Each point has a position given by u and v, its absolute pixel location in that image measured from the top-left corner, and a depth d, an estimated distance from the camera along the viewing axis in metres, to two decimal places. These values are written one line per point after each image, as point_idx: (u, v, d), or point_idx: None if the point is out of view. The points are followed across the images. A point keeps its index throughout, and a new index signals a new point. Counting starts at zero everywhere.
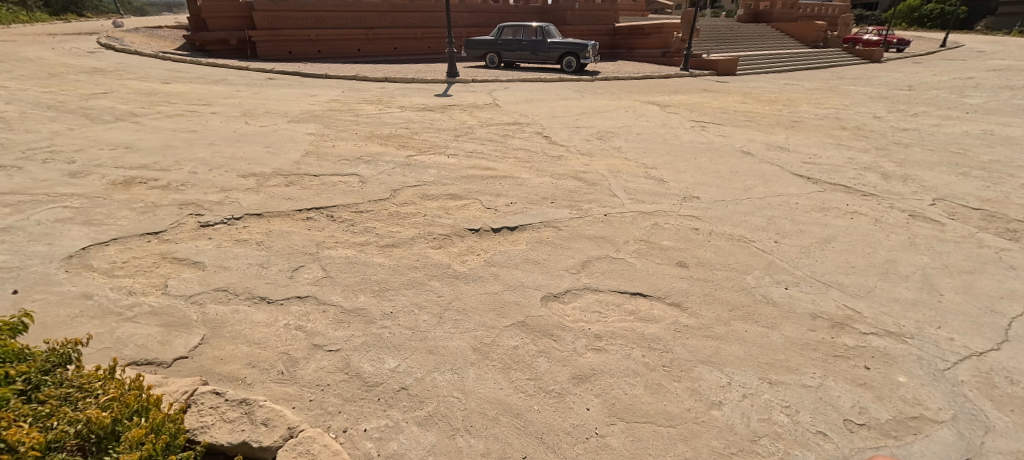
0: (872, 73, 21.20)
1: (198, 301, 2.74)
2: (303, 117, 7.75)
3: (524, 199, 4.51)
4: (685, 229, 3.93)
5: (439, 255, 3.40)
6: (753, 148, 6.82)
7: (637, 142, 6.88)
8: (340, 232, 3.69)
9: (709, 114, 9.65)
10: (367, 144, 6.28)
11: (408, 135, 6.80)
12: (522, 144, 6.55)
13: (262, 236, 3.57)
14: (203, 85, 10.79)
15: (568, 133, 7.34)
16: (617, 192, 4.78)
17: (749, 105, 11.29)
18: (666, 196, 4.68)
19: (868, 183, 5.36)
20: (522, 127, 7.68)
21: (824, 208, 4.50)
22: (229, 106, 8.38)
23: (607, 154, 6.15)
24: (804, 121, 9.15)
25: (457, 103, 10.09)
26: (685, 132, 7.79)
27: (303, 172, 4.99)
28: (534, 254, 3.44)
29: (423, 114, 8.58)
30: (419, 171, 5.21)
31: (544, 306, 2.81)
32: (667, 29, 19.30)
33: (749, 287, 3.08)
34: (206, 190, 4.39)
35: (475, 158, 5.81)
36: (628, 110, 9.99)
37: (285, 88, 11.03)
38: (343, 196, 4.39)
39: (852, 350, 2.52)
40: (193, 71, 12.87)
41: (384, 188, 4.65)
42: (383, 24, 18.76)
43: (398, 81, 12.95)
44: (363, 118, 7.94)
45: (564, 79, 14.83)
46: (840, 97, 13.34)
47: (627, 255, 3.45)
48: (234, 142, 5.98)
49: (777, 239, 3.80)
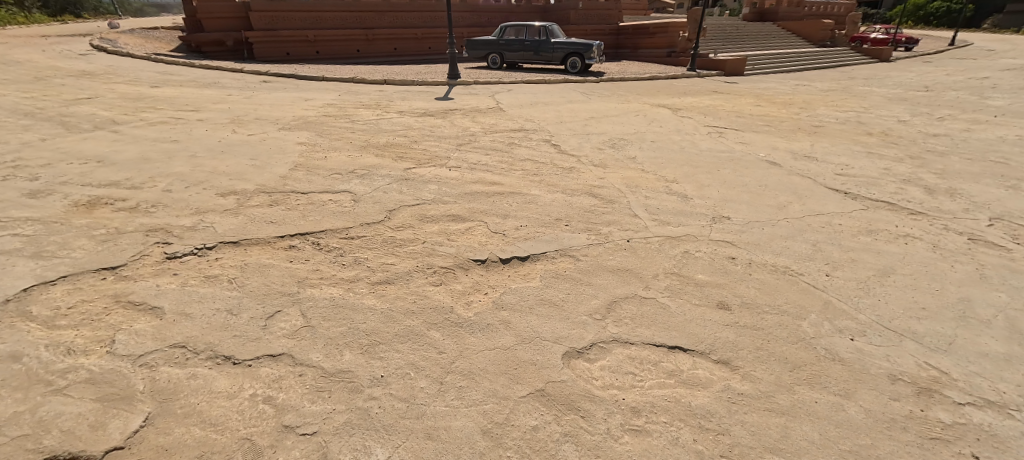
0: (884, 73, 20.68)
1: (148, 364, 2.27)
2: (295, 124, 7.29)
3: (535, 220, 4.03)
4: (720, 259, 3.45)
5: (440, 294, 2.93)
6: (778, 157, 6.33)
7: (653, 151, 6.39)
8: (326, 265, 3.22)
9: (724, 118, 9.17)
10: (362, 154, 5.81)
11: (406, 144, 6.34)
12: (529, 154, 6.08)
13: (236, 271, 3.10)
14: (194, 89, 10.33)
15: (577, 141, 6.86)
16: (638, 211, 4.30)
17: (765, 108, 10.78)
18: (693, 217, 4.20)
19: (912, 199, 4.87)
20: (529, 134, 7.21)
21: (871, 231, 4.01)
22: (218, 112, 7.91)
23: (622, 165, 5.67)
24: (825, 126, 8.66)
25: (458, 107, 9.61)
26: (703, 138, 7.31)
27: (289, 189, 4.51)
28: (550, 292, 2.96)
29: (422, 119, 8.11)
30: (417, 187, 4.74)
31: (566, 367, 2.33)
32: (674, 28, 18.78)
33: (808, 339, 2.59)
34: (178, 212, 3.92)
35: (479, 171, 5.33)
36: (638, 114, 9.50)
37: (278, 91, 10.57)
38: (333, 219, 3.92)
39: (951, 431, 2.04)
40: (186, 74, 12.43)
41: (379, 208, 4.18)
42: (383, 24, 18.28)
43: (396, 83, 12.46)
44: (359, 125, 7.47)
45: (568, 80, 14.33)
46: (856, 98, 12.86)
47: (658, 294, 2.96)
48: (217, 154, 5.51)
49: (828, 271, 3.31)
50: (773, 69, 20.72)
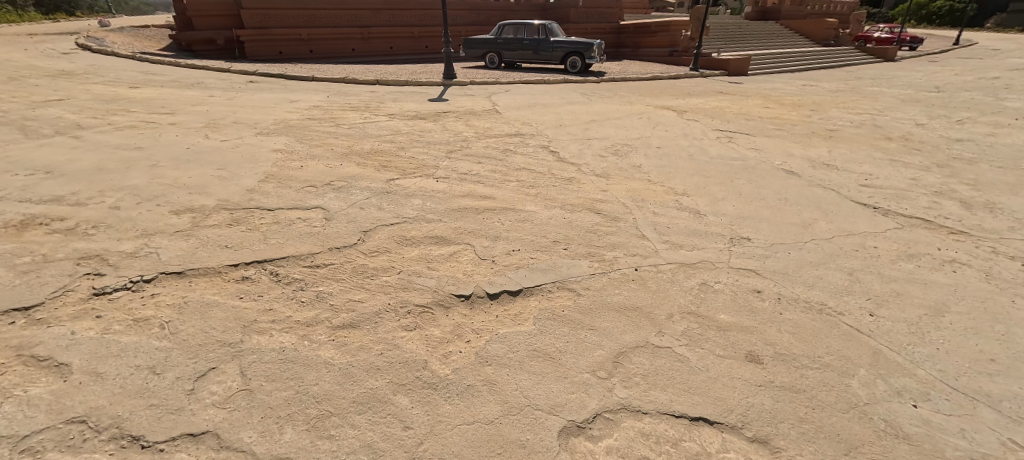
0: (891, 73, 20.20)
1: (34, 449, 1.79)
2: (274, 129, 6.80)
3: (530, 243, 3.53)
4: (743, 292, 2.96)
5: (413, 343, 2.44)
6: (795, 165, 5.84)
7: (660, 159, 5.91)
8: (282, 303, 2.73)
9: (733, 121, 8.68)
10: (343, 163, 5.32)
11: (392, 151, 5.85)
12: (525, 163, 5.59)
13: (172, 312, 2.61)
14: (175, 90, 9.85)
15: (577, 147, 6.37)
16: (646, 231, 3.80)
17: (774, 110, 10.28)
18: (709, 238, 3.71)
19: (950, 215, 4.38)
20: (525, 139, 6.72)
21: (913, 256, 3.52)
22: (194, 115, 7.43)
23: (627, 176, 5.18)
24: (840, 130, 8.17)
25: (452, 109, 9.13)
26: (712, 143, 6.82)
27: (254, 205, 4.02)
28: (545, 340, 2.47)
29: (413, 123, 7.62)
30: (399, 201, 4.24)
31: (564, 451, 1.85)
32: (677, 27, 18.28)
33: (861, 406, 2.11)
34: (122, 235, 3.43)
35: (470, 182, 4.84)
36: (642, 116, 9.01)
37: (264, 93, 10.08)
38: (298, 242, 3.42)
39: None
40: (169, 74, 11.94)
41: (352, 228, 3.68)
42: (378, 23, 17.81)
43: (390, 84, 11.97)
44: (344, 129, 6.99)
45: (569, 80, 13.83)
46: (867, 99, 12.37)
47: (674, 341, 2.48)
48: (182, 162, 5.02)
49: (872, 309, 2.83)
50: (778, 69, 20.25)
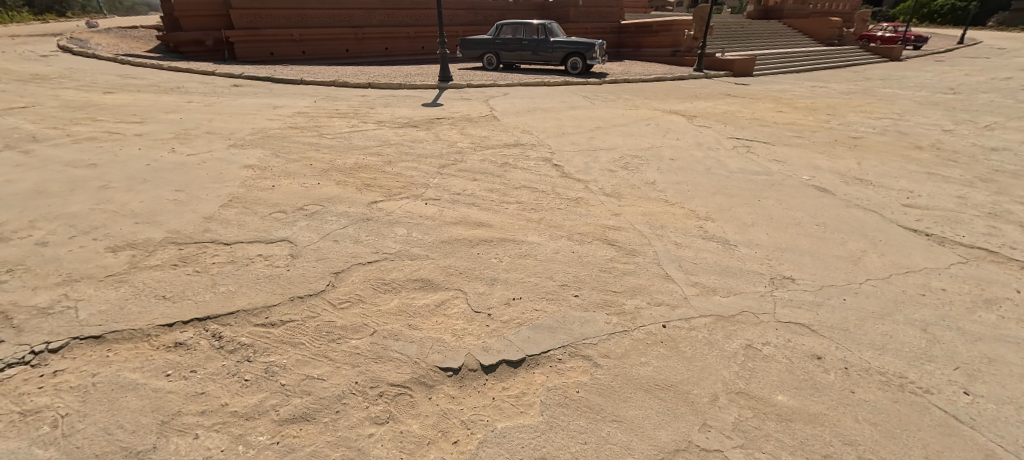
0: (900, 74, 19.67)
1: None
2: (250, 140, 6.20)
3: (533, 287, 2.94)
4: (800, 360, 2.38)
5: (383, 447, 1.85)
6: (825, 180, 5.27)
7: (675, 173, 5.32)
8: (220, 382, 2.14)
9: (746, 128, 8.12)
10: (321, 182, 4.73)
11: (378, 166, 5.26)
12: (526, 179, 5.01)
13: (74, 401, 2.03)
14: (151, 96, 9.26)
15: (583, 159, 5.80)
16: (670, 268, 3.22)
17: (789, 114, 9.71)
18: (745, 278, 3.13)
19: (1016, 244, 3.81)
20: (525, 150, 6.14)
21: (991, 302, 2.95)
22: (165, 124, 6.84)
23: (641, 195, 4.60)
24: (864, 137, 7.60)
25: (446, 115, 8.55)
26: (729, 154, 6.25)
27: (208, 238, 3.42)
28: (555, 442, 1.89)
29: (403, 132, 7.04)
30: (380, 231, 3.65)
31: None
32: (680, 26, 17.71)
33: None
34: (41, 282, 2.84)
35: (463, 204, 4.25)
36: (649, 122, 8.44)
37: (246, 97, 9.49)
38: (252, 289, 2.83)
39: None
40: (149, 77, 11.34)
41: (321, 269, 3.08)
42: (373, 23, 17.22)
43: (382, 87, 11.38)
44: (328, 139, 6.39)
45: (569, 82, 13.24)
46: (883, 102, 11.81)
47: (726, 442, 1.89)
48: (137, 183, 4.44)
49: (966, 386, 2.25)
50: (784, 69, 19.70)
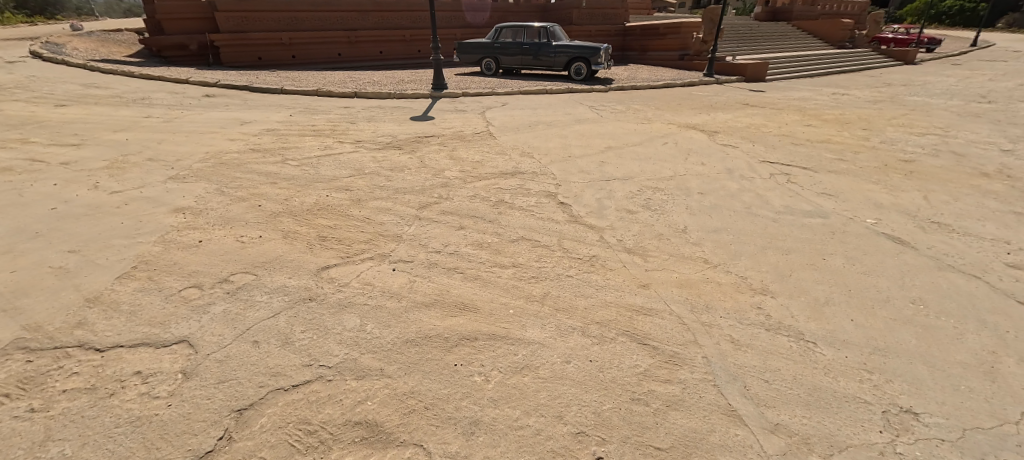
0: (921, 79, 18.64)
1: None
2: (197, 167, 5.22)
3: (532, 442, 1.94)
4: None
5: None
6: (897, 227, 4.26)
7: (710, 216, 4.32)
8: None
9: (777, 147, 7.12)
10: (265, 231, 3.73)
11: (342, 207, 4.26)
12: (525, 225, 4.00)
13: None
14: (107, 109, 8.29)
15: (594, 194, 4.79)
16: (734, 395, 2.21)
17: (820, 129, 8.68)
18: (846, 417, 2.12)
19: None
20: (524, 181, 5.15)
21: None
22: (105, 148, 5.87)
23: (672, 253, 3.58)
24: (917, 161, 6.59)
25: (435, 132, 7.55)
26: (767, 186, 5.25)
27: (77, 341, 2.44)
28: None
29: (383, 155, 6.04)
30: (324, 321, 2.64)
31: None
32: (689, 29, 16.70)
33: None
34: None
35: (443, 269, 3.25)
36: (664, 139, 7.46)
37: (215, 110, 8.51)
38: (99, 454, 1.85)
39: None
40: (115, 87, 10.39)
41: (222, 401, 2.09)
42: (366, 26, 16.24)
43: (369, 97, 10.41)
44: (291, 167, 5.40)
45: (573, 90, 12.24)
46: (916, 113, 10.79)
47: None
48: (24, 238, 3.45)
49: None
50: (798, 73, 18.69)
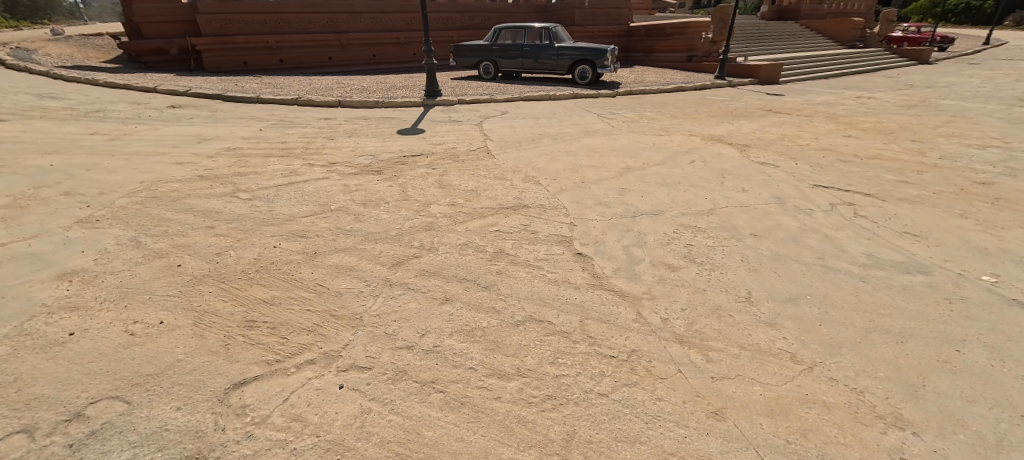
0: (945, 79, 17.52)
1: None
2: (122, 204, 4.18)
3: None
4: None
5: None
6: None
7: (779, 275, 3.25)
8: None
9: (823, 166, 6.06)
10: (171, 312, 2.67)
11: (288, 267, 3.20)
12: (534, 294, 2.94)
13: None
14: (51, 124, 7.27)
15: (620, 240, 3.72)
16: None
17: (862, 141, 7.62)
18: None
19: None
20: (529, 219, 4.09)
21: None
22: (20, 176, 4.84)
23: (745, 345, 2.52)
24: (995, 183, 5.53)
25: (424, 149, 6.50)
26: (836, 224, 4.17)
27: None
28: None
29: (358, 182, 5.02)
30: None
31: None
32: (699, 28, 15.65)
33: None
34: None
35: (414, 386, 2.17)
36: (689, 156, 6.40)
37: (175, 124, 7.50)
38: None
39: None
40: (71, 96, 9.34)
41: None
42: (359, 28, 15.21)
43: (355, 105, 9.37)
44: (240, 202, 4.35)
45: (578, 95, 11.19)
46: (960, 120, 9.72)
47: None
48: None
49: None
50: (815, 75, 17.62)
